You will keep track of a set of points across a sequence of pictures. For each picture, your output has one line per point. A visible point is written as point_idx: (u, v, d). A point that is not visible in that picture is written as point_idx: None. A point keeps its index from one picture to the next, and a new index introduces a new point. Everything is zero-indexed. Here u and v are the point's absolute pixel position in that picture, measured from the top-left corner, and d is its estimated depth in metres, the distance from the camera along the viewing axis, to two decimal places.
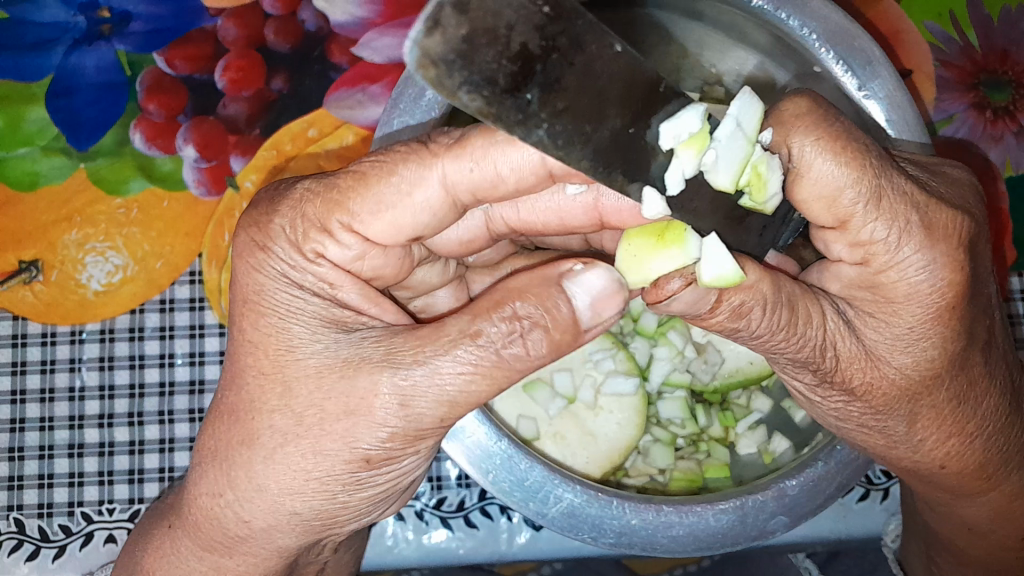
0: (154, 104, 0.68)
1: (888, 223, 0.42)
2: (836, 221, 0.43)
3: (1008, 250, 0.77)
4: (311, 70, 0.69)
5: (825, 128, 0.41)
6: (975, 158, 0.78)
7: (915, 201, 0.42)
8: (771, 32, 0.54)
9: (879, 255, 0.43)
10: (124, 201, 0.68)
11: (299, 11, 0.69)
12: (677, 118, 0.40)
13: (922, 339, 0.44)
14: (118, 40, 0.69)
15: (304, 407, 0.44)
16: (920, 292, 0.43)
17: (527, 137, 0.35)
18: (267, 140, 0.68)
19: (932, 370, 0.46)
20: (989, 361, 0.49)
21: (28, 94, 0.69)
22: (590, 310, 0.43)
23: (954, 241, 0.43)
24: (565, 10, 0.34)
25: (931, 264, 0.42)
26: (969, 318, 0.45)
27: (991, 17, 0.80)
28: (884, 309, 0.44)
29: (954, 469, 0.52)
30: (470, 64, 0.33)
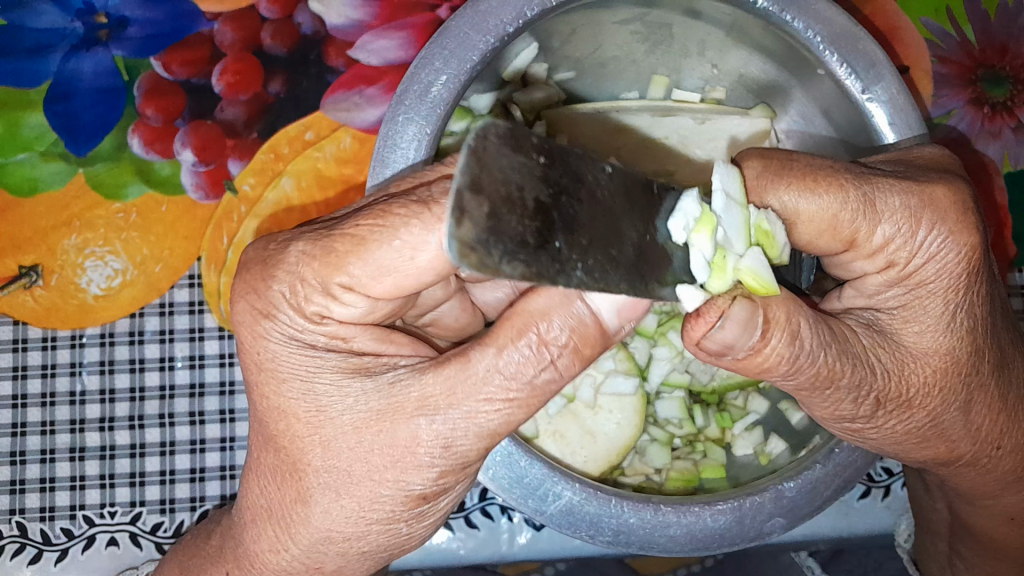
0: (152, 108, 0.69)
1: (894, 219, 0.43)
2: (845, 243, 0.44)
3: (1008, 246, 0.77)
4: (308, 73, 0.69)
5: (790, 172, 0.44)
6: (973, 154, 0.78)
7: (908, 186, 0.44)
8: (775, 32, 0.53)
9: (902, 255, 0.44)
10: (123, 205, 0.69)
11: (296, 14, 0.69)
12: (680, 210, 0.40)
13: (959, 313, 0.45)
14: (115, 44, 0.69)
15: (349, 461, 0.43)
16: (949, 267, 0.44)
17: (568, 283, 0.33)
18: (264, 143, 0.69)
19: (977, 351, 0.46)
20: (1004, 332, 0.50)
21: (26, 100, 0.69)
22: (615, 317, 0.41)
23: (961, 206, 0.44)
24: (558, 152, 0.33)
25: (951, 238, 0.43)
26: (987, 285, 0.46)
27: (989, 13, 0.80)
28: (917, 297, 0.44)
29: (1009, 450, 0.52)
30: (501, 235, 0.31)
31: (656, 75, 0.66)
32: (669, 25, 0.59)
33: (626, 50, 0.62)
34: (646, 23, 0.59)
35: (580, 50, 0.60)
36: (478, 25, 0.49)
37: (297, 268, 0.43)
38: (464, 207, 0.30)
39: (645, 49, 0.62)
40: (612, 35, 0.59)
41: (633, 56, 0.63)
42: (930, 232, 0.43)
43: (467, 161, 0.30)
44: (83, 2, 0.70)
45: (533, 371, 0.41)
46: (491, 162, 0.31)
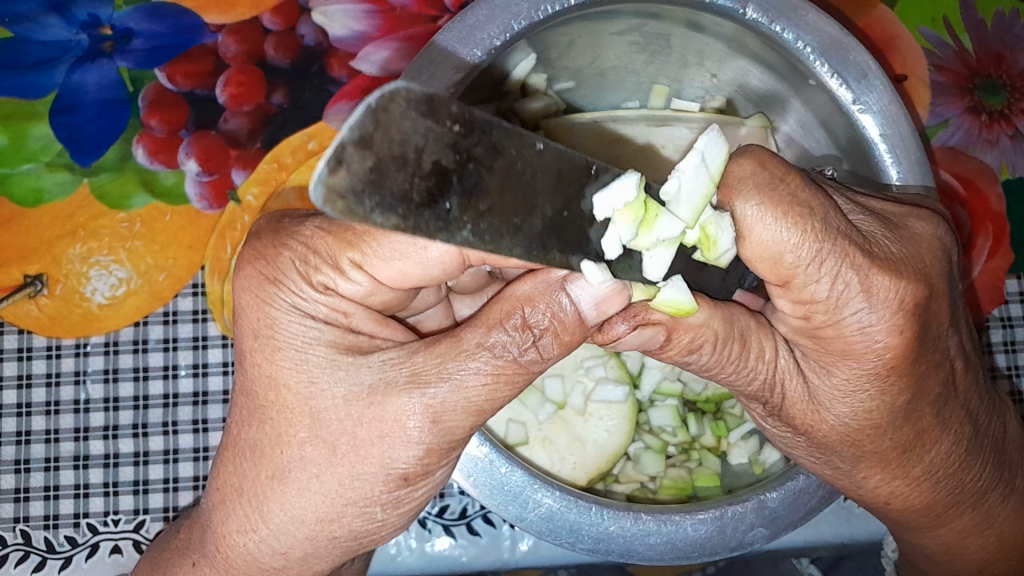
0: (156, 120, 0.69)
1: (831, 283, 0.42)
2: (781, 279, 0.43)
3: (1004, 256, 0.78)
4: (310, 84, 0.70)
5: (769, 192, 0.40)
6: (969, 162, 0.79)
7: (857, 264, 0.42)
8: (766, 43, 0.54)
9: (820, 313, 0.44)
10: (127, 215, 0.69)
11: (298, 26, 0.70)
12: (611, 187, 0.38)
13: (858, 390, 0.46)
14: (119, 57, 0.70)
15: (336, 435, 0.44)
16: (862, 350, 0.44)
17: (451, 241, 0.33)
18: (268, 153, 0.69)
19: (872, 421, 0.47)
20: (943, 409, 0.49)
21: (32, 112, 0.70)
22: (594, 309, 0.43)
23: (894, 307, 0.43)
24: (476, 123, 0.33)
25: (874, 325, 0.43)
26: (914, 375, 0.46)
27: (985, 22, 0.81)
28: (825, 356, 0.46)
29: (899, 506, 0.54)
30: (381, 189, 0.31)
31: (655, 85, 0.67)
32: (669, 36, 0.59)
33: (624, 60, 0.63)
34: (644, 34, 0.59)
35: (579, 60, 0.61)
36: (465, 37, 0.50)
37: (311, 240, 0.46)
38: (345, 158, 0.30)
39: (643, 60, 0.63)
40: (611, 45, 0.60)
41: (632, 66, 0.64)
42: (854, 312, 0.43)
43: (362, 116, 0.30)
44: (88, 14, 0.71)
45: (518, 350, 0.43)
46: (392, 124, 0.30)
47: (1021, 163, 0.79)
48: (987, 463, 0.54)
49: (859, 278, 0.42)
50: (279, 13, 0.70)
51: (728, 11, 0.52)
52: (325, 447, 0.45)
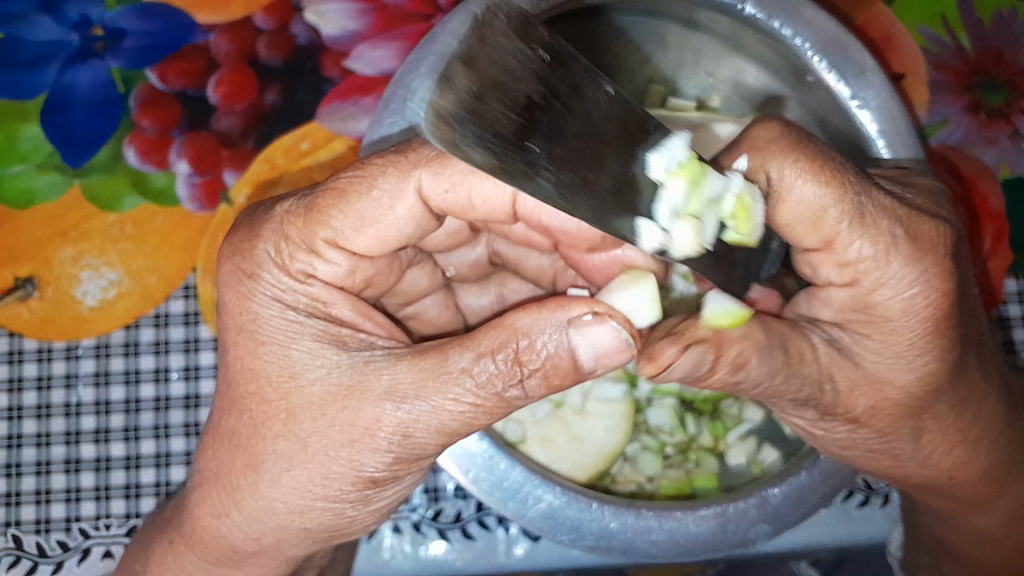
0: (148, 119, 0.69)
1: (874, 240, 0.42)
2: (822, 241, 0.43)
3: (1005, 255, 0.78)
4: (303, 82, 0.69)
5: (802, 151, 0.42)
6: (969, 161, 0.79)
7: (897, 214, 0.42)
8: (765, 39, 0.54)
9: (868, 272, 0.42)
10: (119, 216, 0.69)
11: (291, 24, 0.70)
12: (666, 147, 0.40)
13: (922, 355, 0.44)
14: (111, 56, 0.70)
15: (306, 432, 0.43)
16: (918, 303, 0.43)
17: (534, 189, 0.35)
18: (260, 153, 0.69)
19: (937, 386, 0.46)
20: (984, 368, 0.50)
21: (23, 112, 0.69)
22: (592, 360, 0.41)
23: (939, 250, 0.43)
24: (562, 55, 0.37)
25: (922, 276, 0.42)
26: (963, 324, 0.46)
27: (983, 20, 0.81)
28: (886, 328, 0.44)
29: (963, 478, 0.54)
30: (479, 117, 0.34)
31: (652, 86, 0.66)
32: (666, 32, 0.59)
33: (620, 58, 0.63)
34: (643, 31, 0.59)
35: None
36: None
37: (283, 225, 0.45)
38: (450, 75, 0.33)
39: (640, 59, 0.63)
40: (609, 43, 0.60)
41: (627, 65, 0.64)
42: (905, 266, 0.42)
43: (467, 35, 0.33)
44: (80, 14, 0.70)
45: (503, 385, 0.41)
46: (490, 37, 0.34)
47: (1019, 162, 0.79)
48: (1020, 422, 0.55)
49: (902, 227, 0.42)
50: (271, 12, 0.69)
51: (726, 6, 0.52)
52: (293, 442, 0.44)
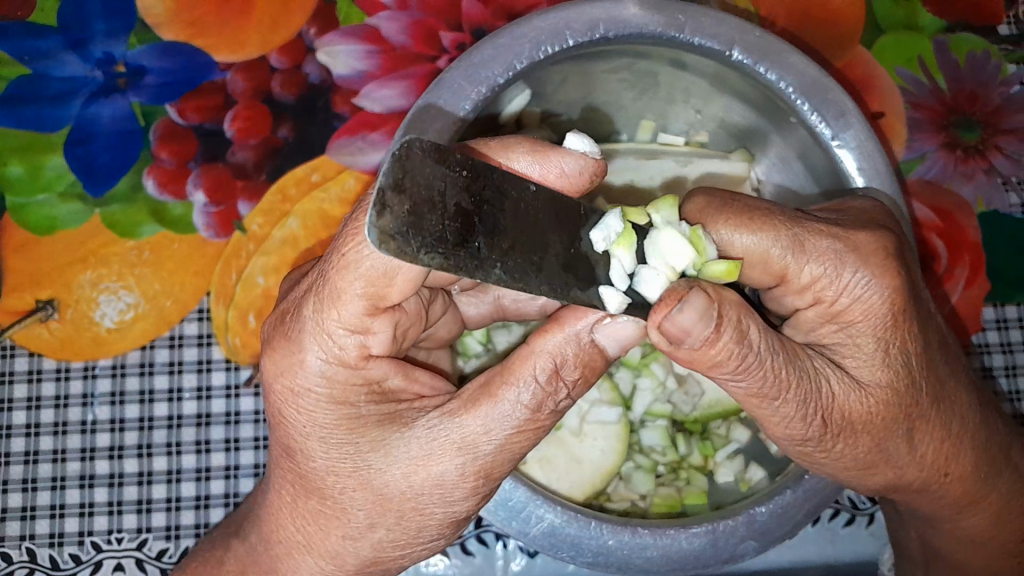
0: (166, 152, 0.73)
1: (822, 261, 0.47)
2: (776, 277, 0.47)
3: (982, 283, 0.84)
4: (314, 119, 0.73)
5: (729, 210, 0.47)
6: (947, 194, 0.85)
7: (832, 232, 0.47)
8: (744, 78, 0.58)
9: (826, 288, 0.47)
10: (137, 242, 0.72)
11: (304, 65, 0.74)
12: (603, 225, 0.41)
13: (891, 352, 0.47)
14: (132, 92, 0.74)
15: (398, 501, 0.47)
16: (874, 305, 0.47)
17: (488, 278, 0.35)
18: (273, 184, 0.72)
19: (913, 382, 0.48)
20: (953, 364, 0.52)
21: (47, 144, 0.73)
22: (618, 346, 0.47)
23: (884, 257, 0.47)
24: (481, 168, 0.35)
25: (871, 278, 0.46)
26: (921, 321, 0.49)
27: (958, 62, 0.88)
28: (853, 330, 0.47)
29: (956, 476, 0.55)
30: (421, 230, 0.33)
31: (643, 120, 0.72)
32: (657, 74, 0.63)
33: (614, 95, 0.67)
34: (634, 71, 0.63)
35: (574, 93, 0.66)
36: (472, 76, 0.54)
37: (321, 327, 0.45)
38: (387, 202, 0.32)
39: (633, 96, 0.68)
40: (604, 81, 0.64)
41: (621, 102, 0.69)
42: (849, 275, 0.46)
43: (389, 167, 0.32)
44: (103, 52, 0.74)
45: (552, 402, 0.46)
46: (416, 168, 0.33)
47: (995, 195, 0.86)
48: (995, 418, 0.58)
49: (834, 246, 0.47)
50: (285, 53, 0.74)
51: (714, 52, 0.56)
52: (371, 491, 0.47)
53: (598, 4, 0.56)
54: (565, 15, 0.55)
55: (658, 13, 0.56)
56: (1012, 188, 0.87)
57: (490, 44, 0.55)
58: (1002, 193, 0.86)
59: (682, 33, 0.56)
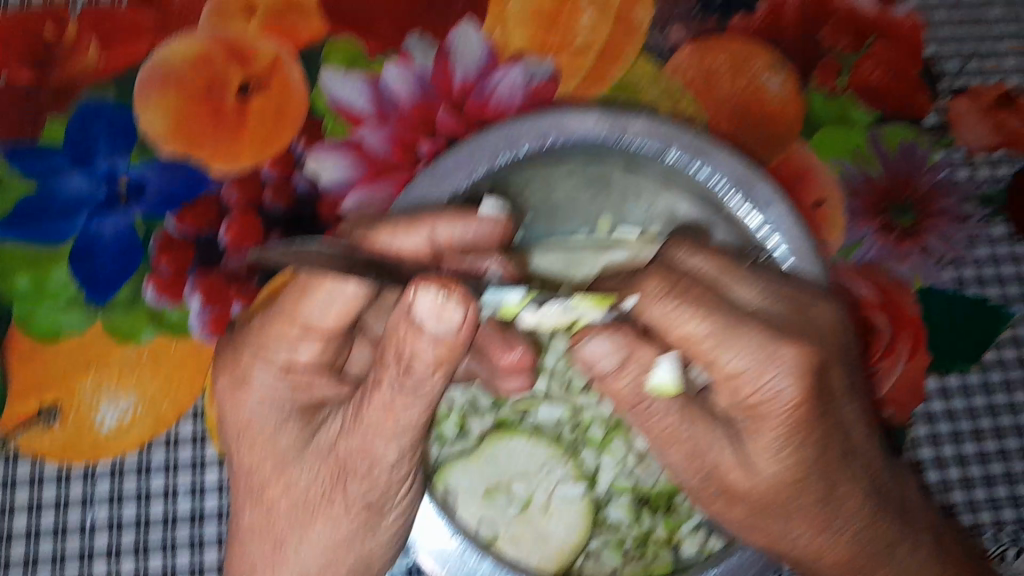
0: (164, 261, 0.79)
1: (742, 359, 0.54)
2: (707, 360, 0.55)
3: (922, 356, 0.92)
4: (304, 225, 0.82)
5: (689, 288, 0.55)
6: (887, 277, 0.93)
7: (765, 339, 0.54)
8: (684, 174, 0.68)
9: (745, 382, 0.54)
10: (136, 347, 0.78)
11: (293, 176, 0.83)
12: (495, 295, 0.58)
13: (783, 447, 0.56)
14: (134, 205, 0.81)
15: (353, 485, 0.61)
16: (773, 408, 0.55)
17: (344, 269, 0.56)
18: (263, 288, 0.79)
19: (798, 475, 0.57)
20: (851, 462, 0.59)
21: (52, 258, 0.79)
22: None
23: (800, 372, 0.54)
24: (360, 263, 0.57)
25: (783, 388, 0.54)
26: (822, 427, 0.56)
27: (891, 150, 0.97)
28: (760, 428, 0.56)
29: (834, 559, 0.61)
30: (268, 257, 0.53)
31: (601, 216, 0.78)
32: (610, 175, 0.73)
33: (574, 193, 0.75)
34: (592, 174, 0.72)
35: (539, 196, 0.74)
36: (437, 181, 0.67)
37: None
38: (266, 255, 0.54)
39: (591, 195, 0.76)
40: (566, 181, 0.73)
41: (583, 200, 0.76)
42: (766, 380, 0.54)
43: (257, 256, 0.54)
44: (107, 168, 0.82)
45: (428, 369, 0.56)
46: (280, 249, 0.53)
47: (930, 273, 0.94)
48: (893, 507, 0.61)
49: (765, 351, 0.54)
50: (276, 164, 0.83)
51: (656, 152, 0.67)
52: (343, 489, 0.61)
53: (549, 114, 0.66)
54: (516, 128, 0.66)
55: (606, 119, 0.66)
56: (945, 267, 0.95)
57: (450, 157, 0.66)
58: (937, 271, 0.94)
59: (623, 135, 0.66)
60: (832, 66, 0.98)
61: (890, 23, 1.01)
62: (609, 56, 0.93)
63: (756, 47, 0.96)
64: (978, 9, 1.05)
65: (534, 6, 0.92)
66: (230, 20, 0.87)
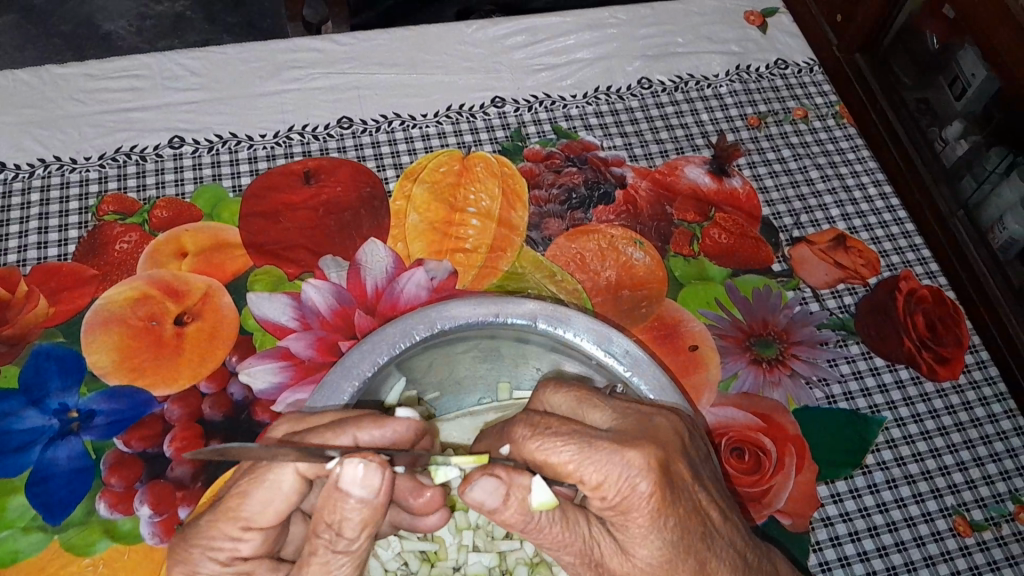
0: (116, 477, 0.88)
1: (596, 465, 0.65)
2: (569, 474, 0.66)
3: (809, 466, 1.03)
4: (243, 428, 0.92)
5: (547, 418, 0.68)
6: (764, 401, 1.06)
7: (613, 446, 0.65)
8: (556, 340, 0.82)
9: (605, 485, 0.65)
10: (92, 559, 0.84)
11: (229, 387, 0.94)
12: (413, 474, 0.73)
13: (647, 536, 0.65)
14: (85, 432, 0.90)
15: None
16: (632, 502, 0.64)
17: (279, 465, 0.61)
18: (208, 489, 0.88)
19: (667, 559, 0.65)
20: (714, 544, 0.67)
21: (10, 486, 0.87)
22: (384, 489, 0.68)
23: (649, 468, 0.64)
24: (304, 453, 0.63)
25: (636, 486, 0.64)
26: (679, 513, 0.65)
27: (746, 296, 1.14)
28: (625, 522, 0.65)
29: None
30: None
31: (500, 381, 0.91)
32: (500, 349, 0.86)
33: (474, 366, 0.88)
34: (483, 350, 0.86)
35: (442, 373, 0.87)
36: (347, 373, 0.77)
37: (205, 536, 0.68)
38: None
39: (487, 367, 0.89)
40: (462, 359, 0.86)
41: (482, 371, 0.89)
42: (624, 481, 0.64)
43: None
44: (59, 402, 0.91)
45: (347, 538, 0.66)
46: None
47: (801, 393, 1.07)
48: None
49: (617, 457, 0.64)
50: (213, 379, 0.94)
51: (526, 326, 0.82)
52: None
53: (435, 309, 0.81)
54: (409, 323, 0.80)
55: (482, 305, 0.82)
56: (813, 386, 1.09)
57: (357, 350, 0.78)
58: (806, 390, 1.08)
59: (498, 317, 0.81)
60: (685, 234, 1.17)
61: (727, 195, 1.22)
62: (495, 250, 1.10)
63: (619, 228, 1.15)
64: (797, 174, 1.27)
65: (429, 220, 1.10)
66: (167, 263, 1.02)
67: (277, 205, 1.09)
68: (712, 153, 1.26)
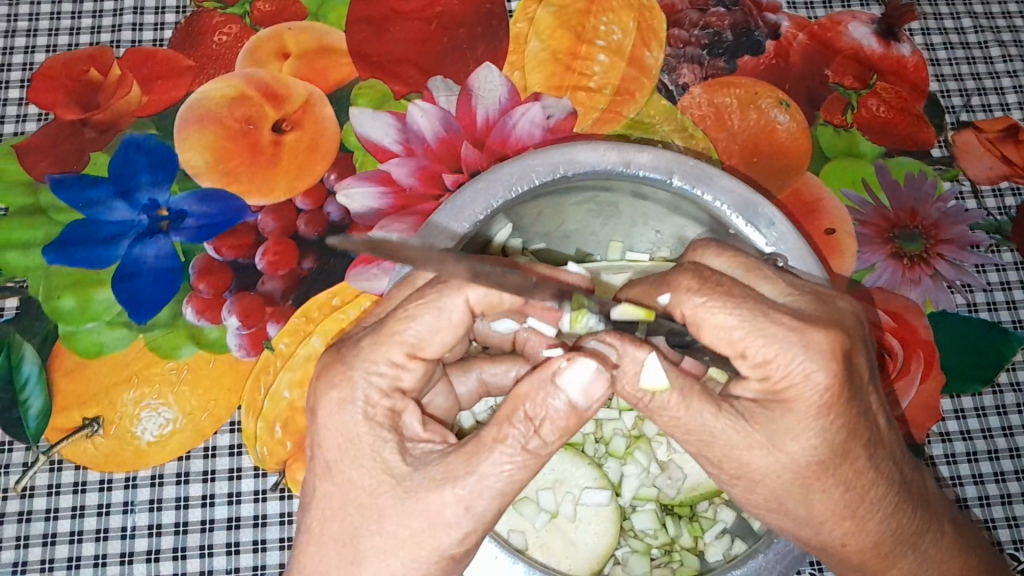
0: (204, 284, 0.84)
1: (768, 342, 0.56)
2: (735, 349, 0.57)
3: (935, 378, 0.93)
4: (335, 252, 0.86)
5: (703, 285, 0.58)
6: (898, 300, 0.95)
7: (792, 326, 0.56)
8: (691, 201, 0.71)
9: (774, 367, 0.56)
10: (176, 363, 0.82)
11: (326, 205, 0.88)
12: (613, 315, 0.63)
13: (807, 428, 0.57)
14: (174, 233, 0.85)
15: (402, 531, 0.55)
16: (806, 390, 0.56)
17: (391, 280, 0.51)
18: (298, 309, 0.84)
19: (823, 458, 0.58)
20: (876, 454, 0.60)
21: (96, 279, 0.84)
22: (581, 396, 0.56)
23: (834, 353, 0.56)
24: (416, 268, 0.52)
25: (815, 371, 0.56)
26: (853, 410, 0.57)
27: (898, 181, 1.00)
28: (787, 409, 0.57)
29: (856, 546, 0.62)
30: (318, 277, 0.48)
31: (612, 240, 0.82)
32: (618, 204, 0.76)
33: (585, 221, 0.79)
34: (599, 203, 0.76)
35: (551, 224, 0.78)
36: (458, 213, 0.68)
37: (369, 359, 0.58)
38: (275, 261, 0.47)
39: (600, 222, 0.79)
40: (574, 211, 0.77)
41: (592, 226, 0.80)
42: (796, 363, 0.56)
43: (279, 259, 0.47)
44: (148, 198, 0.87)
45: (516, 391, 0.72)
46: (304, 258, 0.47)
47: (942, 297, 0.96)
48: (918, 505, 0.64)
49: (794, 336, 0.56)
50: (310, 195, 0.88)
51: (659, 181, 0.69)
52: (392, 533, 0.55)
53: (558, 149, 0.69)
54: (529, 161, 0.69)
55: (612, 151, 0.69)
56: (956, 291, 0.97)
57: (470, 188, 0.68)
58: (947, 294, 0.97)
59: (628, 167, 0.69)
60: (839, 101, 1.01)
61: (893, 62, 1.05)
62: (623, 93, 0.97)
63: (765, 85, 1.00)
64: (975, 49, 1.09)
65: (552, 49, 0.97)
66: (264, 64, 0.92)
67: (386, 10, 0.96)
68: (883, 10, 1.07)
